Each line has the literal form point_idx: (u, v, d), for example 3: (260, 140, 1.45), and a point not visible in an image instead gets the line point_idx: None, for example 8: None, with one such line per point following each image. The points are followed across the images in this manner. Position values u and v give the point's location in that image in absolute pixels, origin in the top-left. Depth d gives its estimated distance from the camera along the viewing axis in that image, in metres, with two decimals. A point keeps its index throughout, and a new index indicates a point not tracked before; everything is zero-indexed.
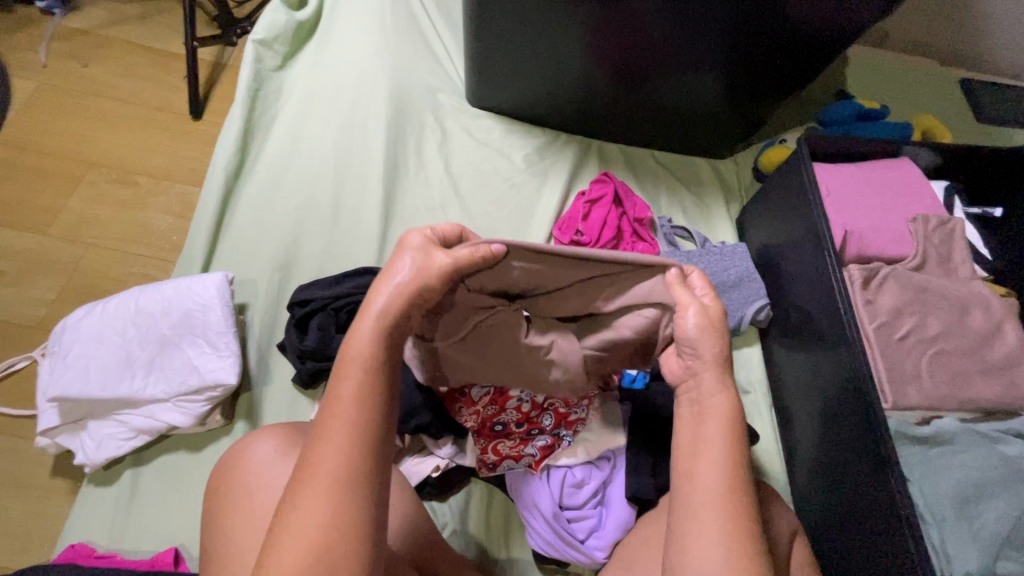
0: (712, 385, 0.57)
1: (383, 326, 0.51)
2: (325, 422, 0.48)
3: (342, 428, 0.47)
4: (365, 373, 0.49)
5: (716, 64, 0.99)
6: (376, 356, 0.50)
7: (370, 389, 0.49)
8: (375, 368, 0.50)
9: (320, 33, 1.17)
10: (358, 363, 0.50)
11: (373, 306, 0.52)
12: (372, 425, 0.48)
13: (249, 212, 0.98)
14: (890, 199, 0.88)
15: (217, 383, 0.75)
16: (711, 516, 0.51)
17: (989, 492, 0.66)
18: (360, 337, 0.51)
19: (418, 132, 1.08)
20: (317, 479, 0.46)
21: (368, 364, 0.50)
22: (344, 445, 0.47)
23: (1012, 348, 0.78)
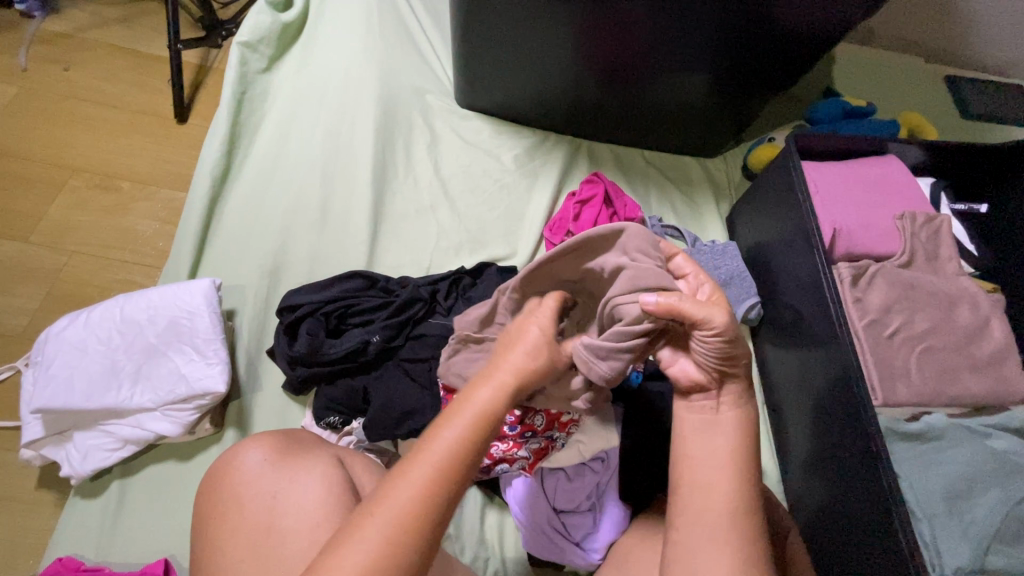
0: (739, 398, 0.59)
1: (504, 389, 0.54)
2: (416, 458, 0.51)
3: (426, 472, 0.50)
4: (471, 426, 0.52)
5: (705, 63, 0.99)
6: (485, 415, 0.53)
7: (469, 443, 0.52)
8: (481, 429, 0.53)
9: (306, 35, 1.16)
10: (472, 415, 0.53)
11: (502, 368, 0.55)
12: (455, 481, 0.51)
13: (236, 217, 0.96)
14: (878, 196, 0.88)
15: (206, 391, 0.74)
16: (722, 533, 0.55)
17: (980, 487, 0.67)
18: (480, 392, 0.54)
19: (407, 134, 1.07)
20: (402, 489, 0.49)
21: (479, 421, 0.53)
22: (422, 493, 0.49)
23: (999, 343, 0.78)
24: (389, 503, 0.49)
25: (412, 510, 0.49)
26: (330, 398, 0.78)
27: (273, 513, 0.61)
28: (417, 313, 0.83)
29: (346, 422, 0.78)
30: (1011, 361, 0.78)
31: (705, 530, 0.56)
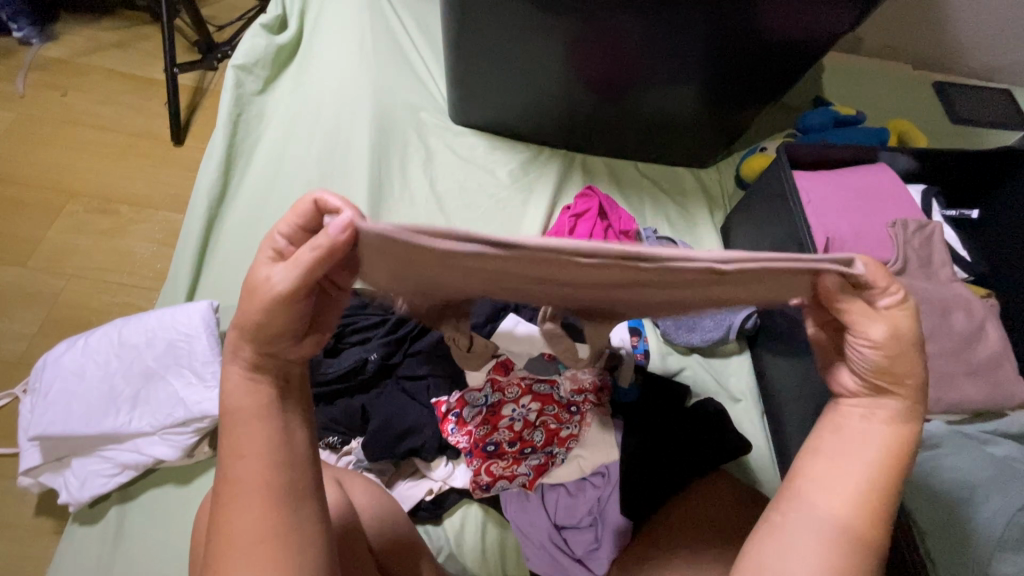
0: (888, 416, 0.47)
1: (276, 354, 0.49)
2: (227, 473, 0.46)
3: (252, 479, 0.45)
4: (272, 395, 0.48)
5: (694, 76, 1.00)
6: (267, 391, 0.48)
7: (285, 408, 0.49)
8: (268, 403, 0.48)
9: (300, 56, 1.18)
10: (260, 390, 0.48)
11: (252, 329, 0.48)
12: (290, 443, 0.48)
13: (234, 238, 0.97)
14: (870, 205, 0.89)
15: (203, 414, 0.74)
16: (817, 539, 0.44)
17: (980, 494, 0.67)
18: (239, 378, 0.48)
19: (402, 151, 1.09)
20: (236, 502, 0.45)
21: (257, 403, 0.47)
22: (267, 467, 0.46)
23: (995, 348, 0.79)
24: (237, 476, 0.45)
25: (262, 506, 0.45)
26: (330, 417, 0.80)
27: None
28: (413, 330, 0.86)
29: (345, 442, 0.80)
30: (1008, 366, 0.78)
31: (812, 529, 0.45)
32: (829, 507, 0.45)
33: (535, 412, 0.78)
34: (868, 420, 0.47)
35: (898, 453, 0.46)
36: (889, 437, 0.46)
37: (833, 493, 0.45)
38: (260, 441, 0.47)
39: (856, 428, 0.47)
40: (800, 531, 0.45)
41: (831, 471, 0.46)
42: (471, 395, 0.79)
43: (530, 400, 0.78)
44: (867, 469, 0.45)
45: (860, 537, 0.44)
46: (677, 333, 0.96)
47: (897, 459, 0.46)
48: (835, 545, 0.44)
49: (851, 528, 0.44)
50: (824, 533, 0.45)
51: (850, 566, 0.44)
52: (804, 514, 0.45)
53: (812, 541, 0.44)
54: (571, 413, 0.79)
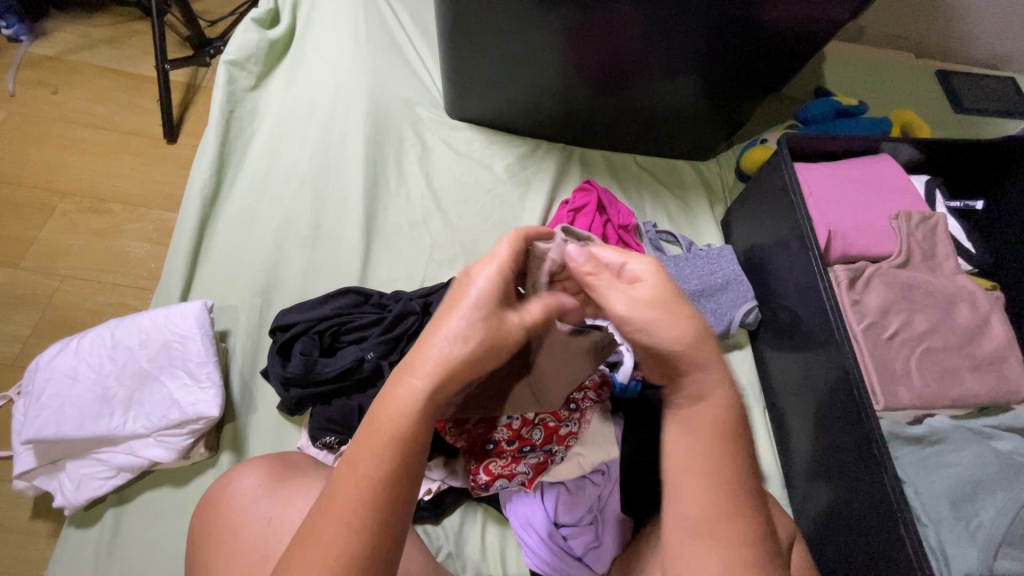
0: (713, 374, 0.48)
1: (427, 399, 0.45)
2: (334, 494, 0.44)
3: (353, 515, 0.43)
4: (391, 438, 0.45)
5: (694, 67, 0.99)
6: (408, 434, 0.45)
7: (398, 457, 0.45)
8: (403, 448, 0.45)
9: (293, 51, 1.16)
10: (382, 435, 0.45)
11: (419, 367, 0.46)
12: (391, 500, 0.44)
13: (228, 236, 0.96)
14: (873, 197, 0.88)
15: (199, 415, 0.74)
16: (708, 543, 0.46)
17: (985, 490, 0.66)
18: (391, 406, 0.45)
19: (398, 147, 1.07)
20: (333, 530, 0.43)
21: (393, 443, 0.45)
22: (353, 523, 0.43)
23: (1000, 342, 0.77)
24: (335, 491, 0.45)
25: (346, 548, 0.43)
26: (325, 418, 0.77)
27: (268, 538, 0.60)
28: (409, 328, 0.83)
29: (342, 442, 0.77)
30: (1014, 360, 0.76)
31: (703, 536, 0.46)
32: (697, 509, 0.47)
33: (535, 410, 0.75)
34: (699, 397, 0.49)
35: (727, 415, 0.48)
36: (719, 405, 0.48)
37: (697, 493, 0.47)
38: (353, 495, 0.44)
39: (704, 397, 0.49)
40: (690, 551, 0.46)
41: (692, 476, 0.47)
42: None
43: None
44: (712, 447, 0.48)
45: (737, 514, 0.47)
46: None
47: (728, 421, 0.49)
48: (725, 540, 0.46)
49: (726, 512, 0.46)
50: (712, 535, 0.46)
51: (738, 550, 0.46)
52: (690, 530, 0.47)
53: (699, 556, 0.46)
54: (571, 410, 0.77)
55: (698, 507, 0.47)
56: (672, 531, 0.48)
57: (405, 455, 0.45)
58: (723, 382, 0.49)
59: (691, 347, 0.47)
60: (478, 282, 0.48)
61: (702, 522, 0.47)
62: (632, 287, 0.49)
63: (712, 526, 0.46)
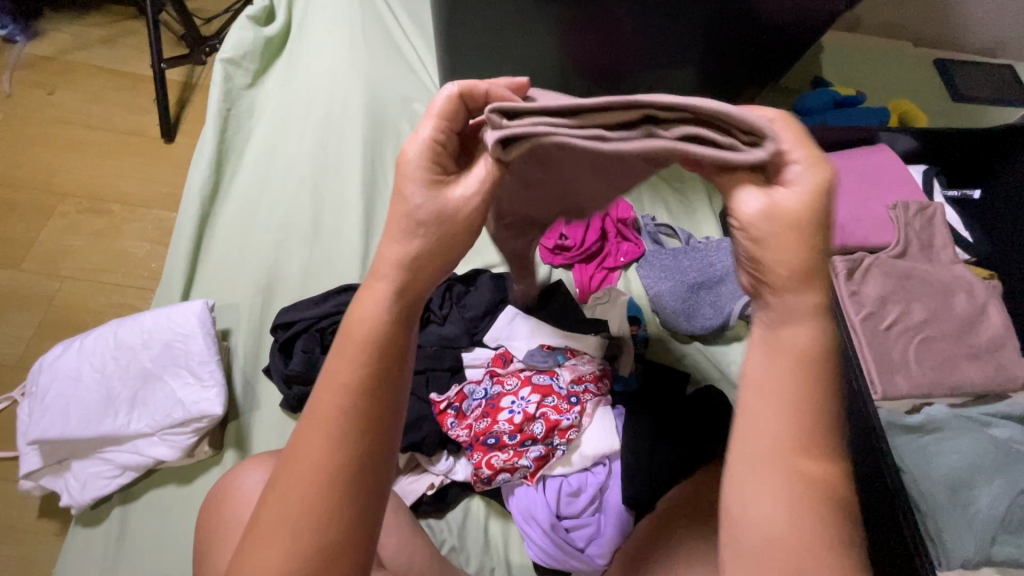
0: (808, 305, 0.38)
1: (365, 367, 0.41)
2: (282, 480, 0.41)
3: (298, 506, 0.40)
4: (326, 438, 0.41)
5: (691, 59, 0.99)
6: (349, 415, 0.41)
7: (345, 450, 0.41)
8: (349, 430, 0.41)
9: (289, 47, 1.15)
10: (325, 412, 0.41)
11: (361, 313, 0.42)
12: (345, 493, 0.41)
13: (228, 234, 0.96)
14: (869, 187, 0.88)
15: (203, 413, 0.74)
16: (771, 471, 0.39)
17: (982, 477, 0.67)
18: (333, 378, 0.41)
19: (396, 143, 1.08)
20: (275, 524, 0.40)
21: (337, 424, 0.41)
22: (309, 521, 0.40)
23: (997, 330, 0.77)
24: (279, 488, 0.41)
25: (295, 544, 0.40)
26: None
27: None
28: None
29: None
30: (1011, 348, 0.77)
31: (761, 467, 0.39)
32: (767, 436, 0.39)
33: (535, 404, 0.77)
34: (782, 321, 0.39)
35: (812, 350, 0.39)
36: (803, 337, 0.39)
37: (769, 422, 0.39)
38: (299, 495, 0.40)
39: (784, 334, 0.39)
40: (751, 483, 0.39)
41: (761, 396, 0.39)
42: (470, 389, 0.81)
43: (528, 392, 0.78)
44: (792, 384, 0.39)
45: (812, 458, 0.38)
46: (675, 322, 0.96)
47: (818, 355, 0.39)
48: (792, 471, 0.38)
49: (796, 441, 0.38)
50: (776, 465, 0.38)
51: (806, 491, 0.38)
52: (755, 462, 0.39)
53: (761, 481, 0.39)
54: (571, 403, 0.78)
55: (764, 435, 0.39)
56: (733, 459, 0.40)
57: (346, 450, 0.41)
58: (816, 313, 0.38)
59: (797, 283, 0.37)
60: (411, 177, 0.40)
61: (770, 455, 0.39)
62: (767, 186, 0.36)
63: (780, 460, 0.38)
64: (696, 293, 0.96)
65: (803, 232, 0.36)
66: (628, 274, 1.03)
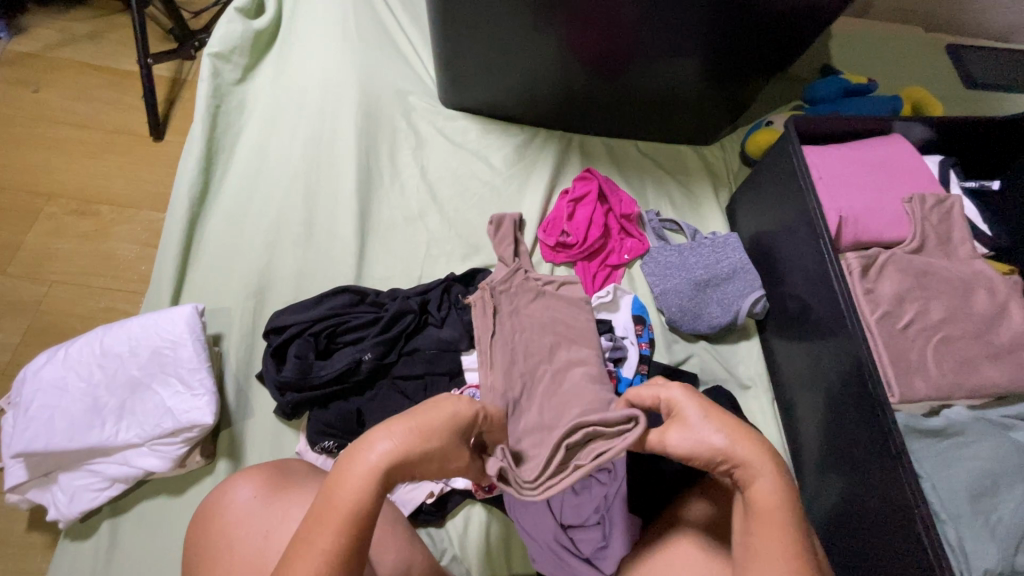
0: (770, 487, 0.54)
1: (370, 479, 0.49)
2: (291, 562, 0.47)
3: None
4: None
5: (696, 49, 0.95)
6: (356, 514, 0.49)
7: (334, 562, 0.47)
8: (355, 524, 0.49)
9: (280, 40, 1.12)
10: (337, 511, 0.48)
11: (369, 465, 0.50)
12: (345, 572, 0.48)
13: (219, 235, 0.93)
14: (885, 179, 0.84)
15: (192, 423, 0.72)
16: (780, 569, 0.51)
17: (1004, 483, 0.64)
18: (345, 489, 0.49)
19: (391, 140, 1.05)
20: None
21: (347, 520, 0.48)
22: None
23: (1019, 328, 0.74)
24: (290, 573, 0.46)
25: None
26: (322, 423, 0.76)
27: (266, 554, 0.58)
28: (408, 327, 0.83)
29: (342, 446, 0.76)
30: None
31: (772, 564, 0.51)
32: (775, 562, 0.51)
33: None
34: (756, 479, 0.55)
35: (782, 504, 0.54)
36: (771, 494, 0.54)
37: (773, 542, 0.52)
38: None
39: (758, 483, 0.55)
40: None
41: (765, 533, 0.53)
42: None
43: None
44: (778, 537, 0.52)
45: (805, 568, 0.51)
46: (682, 320, 0.93)
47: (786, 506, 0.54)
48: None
49: (799, 562, 0.51)
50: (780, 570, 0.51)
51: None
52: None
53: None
54: None
55: (768, 561, 0.51)
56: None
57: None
58: (773, 472, 0.55)
59: (753, 458, 0.54)
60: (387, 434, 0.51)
61: (779, 574, 0.50)
62: (676, 422, 0.57)
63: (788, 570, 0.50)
64: (704, 291, 0.92)
65: (711, 437, 0.55)
66: (633, 272, 1.00)
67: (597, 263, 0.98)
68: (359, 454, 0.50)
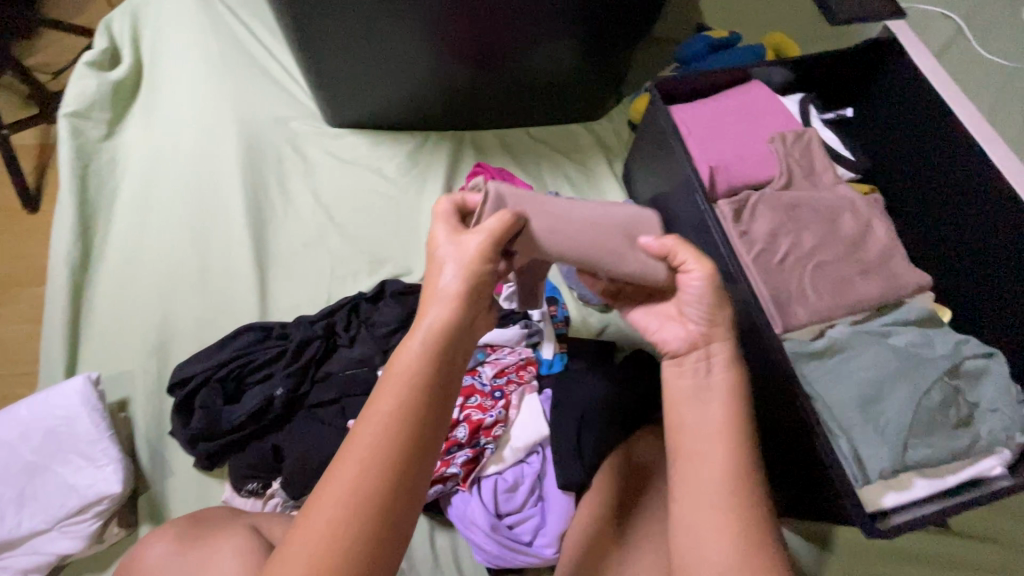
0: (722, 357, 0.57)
1: (436, 339, 0.51)
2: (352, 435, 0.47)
3: (367, 450, 0.46)
4: (346, 504, 0.44)
5: (557, 30, 0.97)
6: (423, 374, 0.49)
7: (402, 426, 0.47)
8: (419, 388, 0.49)
9: (145, 88, 1.08)
10: (399, 374, 0.49)
11: (426, 320, 0.52)
12: (409, 438, 0.47)
13: (109, 299, 0.90)
14: (748, 125, 0.88)
15: (100, 495, 0.69)
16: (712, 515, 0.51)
17: (887, 388, 0.68)
18: (406, 353, 0.50)
19: (278, 168, 1.04)
20: (341, 475, 0.45)
21: (412, 381, 0.49)
22: (375, 472, 0.46)
23: (883, 243, 0.79)
24: (351, 448, 0.47)
25: (360, 489, 0.45)
26: (244, 466, 0.74)
27: None
28: (316, 355, 0.82)
29: (267, 485, 0.75)
30: (898, 258, 0.79)
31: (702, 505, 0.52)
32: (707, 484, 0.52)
33: (459, 407, 0.78)
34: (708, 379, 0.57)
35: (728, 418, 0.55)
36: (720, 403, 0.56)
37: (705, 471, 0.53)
38: (357, 467, 0.46)
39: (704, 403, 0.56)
40: (698, 509, 0.52)
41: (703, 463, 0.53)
42: None
43: None
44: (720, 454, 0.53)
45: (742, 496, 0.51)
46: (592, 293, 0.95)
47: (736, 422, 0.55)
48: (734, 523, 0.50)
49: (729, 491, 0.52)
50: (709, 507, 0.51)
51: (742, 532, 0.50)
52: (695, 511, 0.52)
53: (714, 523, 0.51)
54: (495, 399, 0.80)
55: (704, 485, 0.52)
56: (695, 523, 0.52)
57: (373, 513, 0.45)
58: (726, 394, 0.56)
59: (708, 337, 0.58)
60: (448, 266, 0.53)
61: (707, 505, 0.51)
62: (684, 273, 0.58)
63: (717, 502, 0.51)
64: None
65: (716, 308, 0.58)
66: None
67: None
68: (439, 270, 0.54)
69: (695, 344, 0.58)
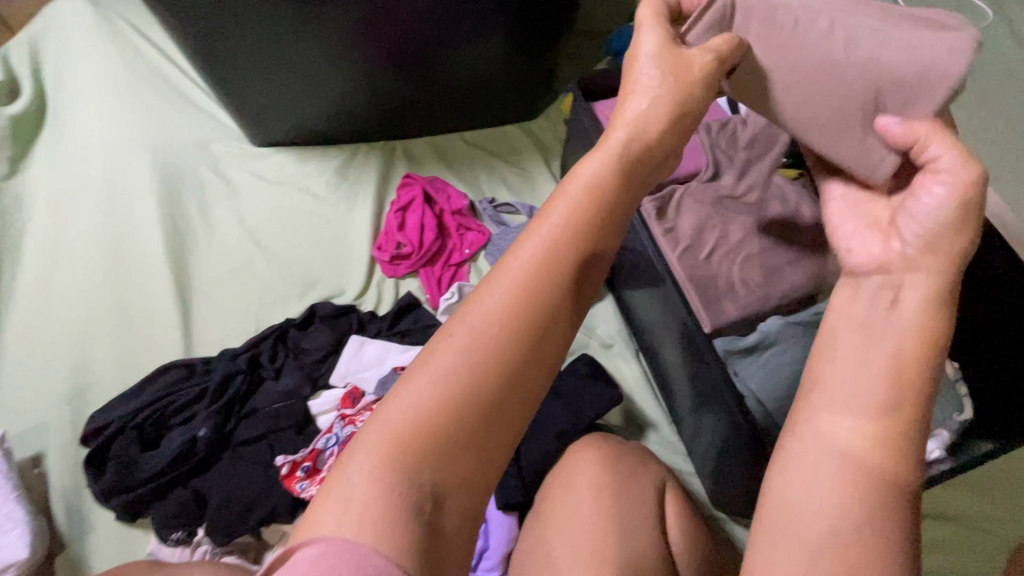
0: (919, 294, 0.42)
1: (578, 206, 0.41)
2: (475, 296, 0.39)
3: (492, 313, 0.38)
4: (465, 368, 0.37)
5: (475, 31, 0.94)
6: (566, 240, 0.40)
7: (532, 295, 0.38)
8: (559, 254, 0.40)
9: (52, 119, 1.03)
10: (541, 236, 0.40)
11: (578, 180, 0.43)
12: (544, 308, 0.39)
13: (19, 348, 0.84)
14: None
15: (5, 563, 0.65)
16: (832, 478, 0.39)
17: None
18: (547, 216, 0.41)
19: (199, 194, 0.99)
20: (455, 341, 0.38)
21: (553, 245, 0.40)
22: (498, 340, 0.37)
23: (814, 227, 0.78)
24: (474, 312, 0.39)
25: (482, 356, 0.37)
26: (165, 514, 0.70)
27: None
28: (240, 389, 0.79)
29: (192, 533, 0.71)
30: None
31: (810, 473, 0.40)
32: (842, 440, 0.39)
33: None
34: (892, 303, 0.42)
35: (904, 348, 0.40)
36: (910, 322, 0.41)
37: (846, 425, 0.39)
38: (475, 334, 0.38)
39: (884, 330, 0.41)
40: (807, 480, 0.39)
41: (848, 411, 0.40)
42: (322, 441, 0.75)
43: None
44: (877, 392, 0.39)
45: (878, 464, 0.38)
46: None
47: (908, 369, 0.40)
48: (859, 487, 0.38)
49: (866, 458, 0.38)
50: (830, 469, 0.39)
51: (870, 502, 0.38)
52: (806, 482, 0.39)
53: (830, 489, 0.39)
54: None
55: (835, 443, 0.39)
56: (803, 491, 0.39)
57: (493, 387, 0.37)
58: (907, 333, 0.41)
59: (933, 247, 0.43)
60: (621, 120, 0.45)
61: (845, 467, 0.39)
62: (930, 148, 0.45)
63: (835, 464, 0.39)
64: None
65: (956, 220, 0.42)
66: (478, 265, 0.97)
67: (440, 266, 0.95)
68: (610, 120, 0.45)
69: (886, 269, 0.44)
